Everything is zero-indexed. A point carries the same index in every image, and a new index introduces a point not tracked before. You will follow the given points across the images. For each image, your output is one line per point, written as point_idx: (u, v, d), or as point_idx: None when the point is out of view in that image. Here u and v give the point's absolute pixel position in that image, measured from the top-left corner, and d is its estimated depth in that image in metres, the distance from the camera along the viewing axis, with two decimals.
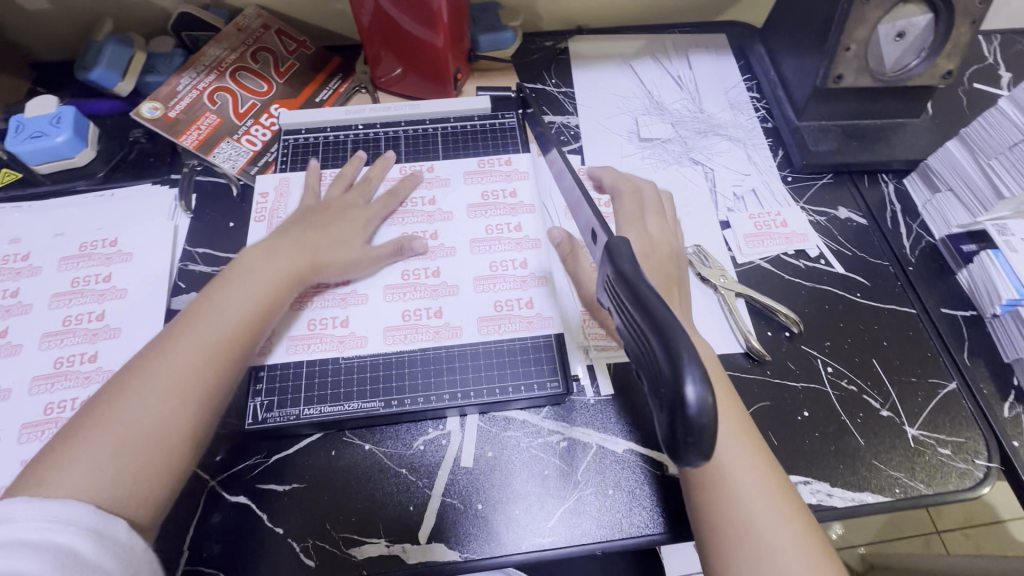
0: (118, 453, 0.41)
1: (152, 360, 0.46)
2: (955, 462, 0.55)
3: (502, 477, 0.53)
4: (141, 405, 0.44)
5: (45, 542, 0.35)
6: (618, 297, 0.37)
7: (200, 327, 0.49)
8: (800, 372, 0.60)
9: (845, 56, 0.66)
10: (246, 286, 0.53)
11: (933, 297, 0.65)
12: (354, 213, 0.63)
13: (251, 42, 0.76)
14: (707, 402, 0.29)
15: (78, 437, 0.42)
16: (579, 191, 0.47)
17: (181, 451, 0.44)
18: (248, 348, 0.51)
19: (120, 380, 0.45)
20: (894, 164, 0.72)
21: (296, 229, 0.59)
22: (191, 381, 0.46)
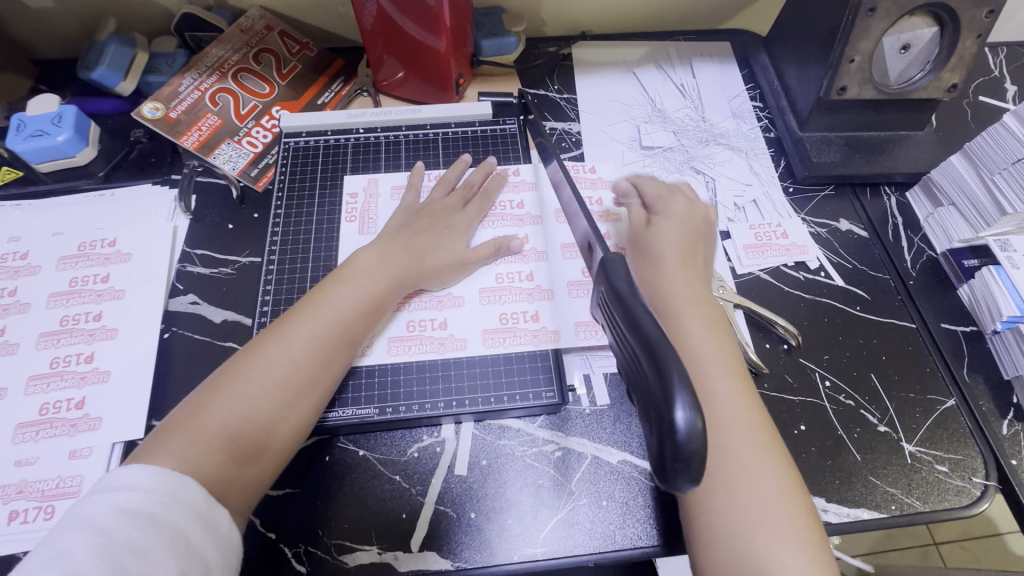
0: (233, 437, 0.45)
1: (266, 350, 0.49)
2: (952, 480, 0.55)
3: (496, 486, 0.53)
4: (250, 393, 0.46)
5: (162, 517, 0.38)
6: (610, 311, 0.36)
7: (313, 323, 0.51)
8: (797, 386, 0.59)
9: (849, 68, 0.66)
10: (358, 286, 0.54)
11: (933, 311, 0.64)
12: (454, 217, 0.64)
13: (254, 43, 0.76)
14: (695, 426, 0.29)
15: (196, 412, 0.45)
16: (577, 204, 0.47)
17: (281, 441, 0.47)
18: (352, 349, 0.53)
19: (238, 363, 0.48)
20: (896, 176, 0.72)
21: (405, 233, 0.60)
22: (295, 377, 0.48)
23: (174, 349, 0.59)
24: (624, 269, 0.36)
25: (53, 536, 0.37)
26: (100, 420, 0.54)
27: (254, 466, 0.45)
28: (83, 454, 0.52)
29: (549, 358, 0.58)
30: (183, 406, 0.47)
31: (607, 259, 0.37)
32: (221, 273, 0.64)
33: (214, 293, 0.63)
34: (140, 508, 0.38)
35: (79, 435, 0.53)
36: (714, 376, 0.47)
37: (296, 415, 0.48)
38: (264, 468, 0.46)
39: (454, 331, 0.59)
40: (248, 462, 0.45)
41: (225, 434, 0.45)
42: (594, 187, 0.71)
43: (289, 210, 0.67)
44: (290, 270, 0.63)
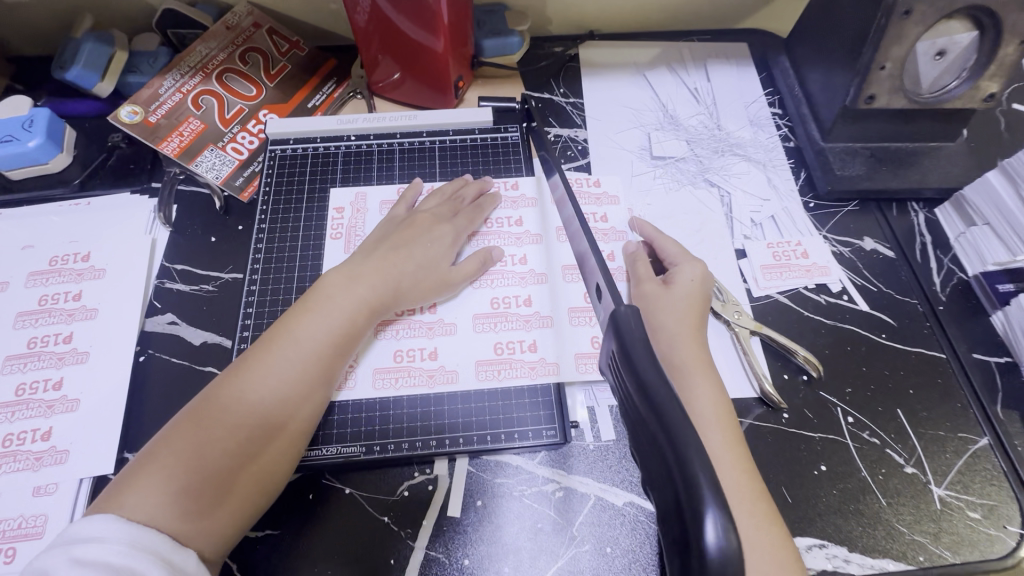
0: (200, 487, 0.41)
1: (233, 387, 0.46)
2: (985, 528, 0.51)
3: (492, 530, 0.49)
4: (218, 438, 0.43)
5: (120, 566, 0.35)
6: (627, 387, 0.32)
7: (284, 357, 0.47)
8: (818, 422, 0.55)
9: (880, 75, 0.61)
10: (332, 313, 0.50)
11: (964, 340, 0.60)
12: (441, 228, 0.59)
13: (241, 42, 0.71)
14: (732, 547, 0.24)
15: (158, 460, 0.41)
16: (585, 241, 0.42)
17: (255, 486, 0.44)
18: (328, 382, 0.49)
19: (203, 404, 0.45)
20: (925, 192, 0.67)
21: (380, 250, 0.56)
22: (268, 417, 0.45)
23: (149, 374, 0.56)
24: (646, 343, 0.32)
25: None
26: (67, 453, 0.50)
27: (226, 516, 0.42)
28: (48, 491, 0.49)
29: (551, 392, 0.55)
30: (143, 452, 0.43)
31: (623, 313, 0.34)
32: (201, 290, 0.60)
33: (194, 312, 0.59)
34: (99, 558, 0.35)
35: (44, 470, 0.49)
36: (709, 423, 0.46)
37: (272, 457, 0.45)
38: (243, 512, 0.44)
39: (445, 362, 0.55)
40: (219, 512, 0.42)
41: (193, 483, 0.41)
42: (599, 203, 0.67)
43: (274, 223, 0.63)
44: (273, 290, 0.59)
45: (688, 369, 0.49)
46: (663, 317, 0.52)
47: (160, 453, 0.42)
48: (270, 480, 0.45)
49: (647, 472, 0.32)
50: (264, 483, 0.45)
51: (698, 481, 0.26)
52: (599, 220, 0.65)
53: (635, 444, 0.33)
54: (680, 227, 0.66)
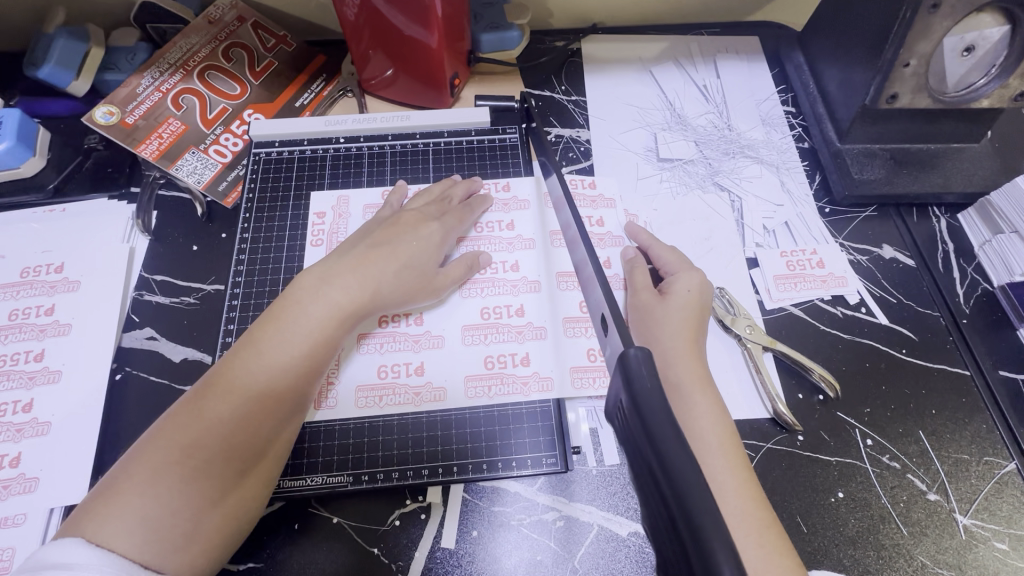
0: (174, 517, 0.38)
1: (198, 408, 0.41)
2: (1013, 560, 0.48)
3: (489, 563, 0.46)
4: (186, 467, 0.39)
5: None
6: (639, 448, 0.29)
7: (252, 372, 0.43)
8: (835, 445, 0.52)
9: (903, 73, 0.57)
10: (303, 322, 0.46)
11: (989, 356, 0.56)
12: (428, 227, 0.55)
13: (224, 37, 0.67)
14: None
15: (119, 494, 0.38)
16: (591, 264, 0.39)
17: (234, 511, 0.42)
18: (302, 395, 0.46)
19: (170, 426, 0.41)
20: (947, 197, 0.64)
21: (358, 248, 0.51)
22: (241, 440, 0.42)
23: (126, 393, 0.52)
24: (664, 403, 0.28)
25: None
26: (36, 481, 0.47)
27: (204, 546, 0.40)
28: (16, 522, 0.46)
29: (552, 415, 0.52)
30: (99, 485, 0.39)
31: (633, 357, 0.30)
32: (182, 303, 0.57)
33: (174, 327, 0.56)
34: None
35: (12, 499, 0.47)
36: (711, 446, 0.43)
37: (249, 477, 0.43)
38: (223, 536, 0.41)
39: (432, 378, 0.52)
40: (196, 543, 0.39)
41: (164, 518, 0.38)
42: (595, 206, 0.63)
43: (258, 231, 0.59)
44: (257, 303, 0.56)
45: (684, 385, 0.46)
46: (661, 332, 0.49)
47: (124, 483, 0.38)
48: (247, 502, 0.43)
49: (663, 550, 0.29)
50: (241, 506, 0.42)
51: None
52: (596, 225, 0.61)
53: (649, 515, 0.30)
54: (688, 235, 0.62)
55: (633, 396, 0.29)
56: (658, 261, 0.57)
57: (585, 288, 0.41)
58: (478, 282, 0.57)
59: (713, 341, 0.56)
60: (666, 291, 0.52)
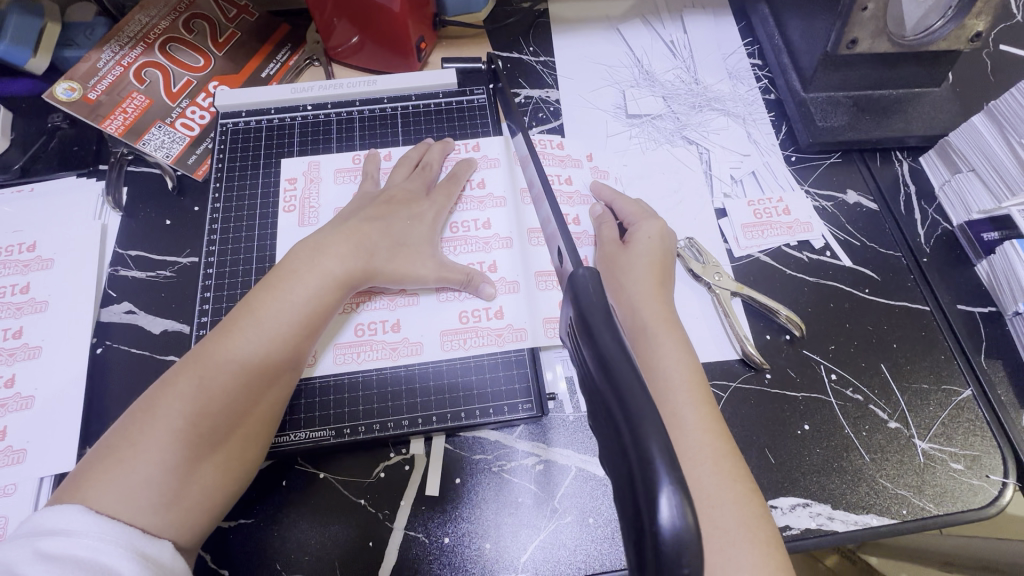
0: (165, 479, 0.39)
1: (194, 372, 0.42)
2: (968, 478, 0.51)
3: (473, 507, 0.48)
4: (183, 429, 0.40)
5: (91, 562, 0.33)
6: (591, 371, 0.31)
7: (248, 337, 0.44)
8: (801, 381, 0.54)
9: (862, 17, 0.57)
10: (298, 288, 0.47)
11: (948, 291, 0.59)
12: (419, 208, 0.55)
13: (184, 8, 0.67)
14: (687, 523, 0.23)
15: (118, 453, 0.39)
16: (550, 208, 0.40)
17: (230, 472, 0.43)
18: (298, 361, 0.47)
19: (162, 394, 0.42)
20: (909, 140, 0.65)
21: (352, 221, 0.51)
22: (235, 403, 0.43)
23: (109, 365, 0.53)
24: (604, 317, 0.31)
25: None
26: (24, 453, 0.48)
27: (200, 504, 0.41)
28: (7, 492, 0.47)
29: (527, 363, 0.53)
30: (99, 446, 0.40)
31: (581, 277, 0.33)
32: (159, 276, 0.57)
33: (152, 299, 0.56)
34: (68, 553, 0.33)
35: (2, 471, 0.47)
36: (678, 385, 0.45)
37: (240, 442, 0.43)
38: (215, 497, 0.42)
39: (408, 334, 0.53)
40: (190, 501, 0.40)
41: (158, 476, 0.39)
42: (563, 165, 0.63)
43: (229, 201, 0.60)
44: (231, 273, 0.56)
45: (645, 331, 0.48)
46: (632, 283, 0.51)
47: (119, 447, 0.39)
48: (243, 463, 0.44)
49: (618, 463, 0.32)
50: (236, 468, 0.43)
51: (653, 455, 0.24)
52: (563, 183, 0.62)
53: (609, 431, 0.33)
54: (658, 188, 0.63)
55: (584, 317, 0.32)
56: (621, 216, 0.57)
57: (550, 242, 0.43)
58: (451, 240, 0.57)
59: (683, 288, 0.58)
60: (629, 241, 0.54)
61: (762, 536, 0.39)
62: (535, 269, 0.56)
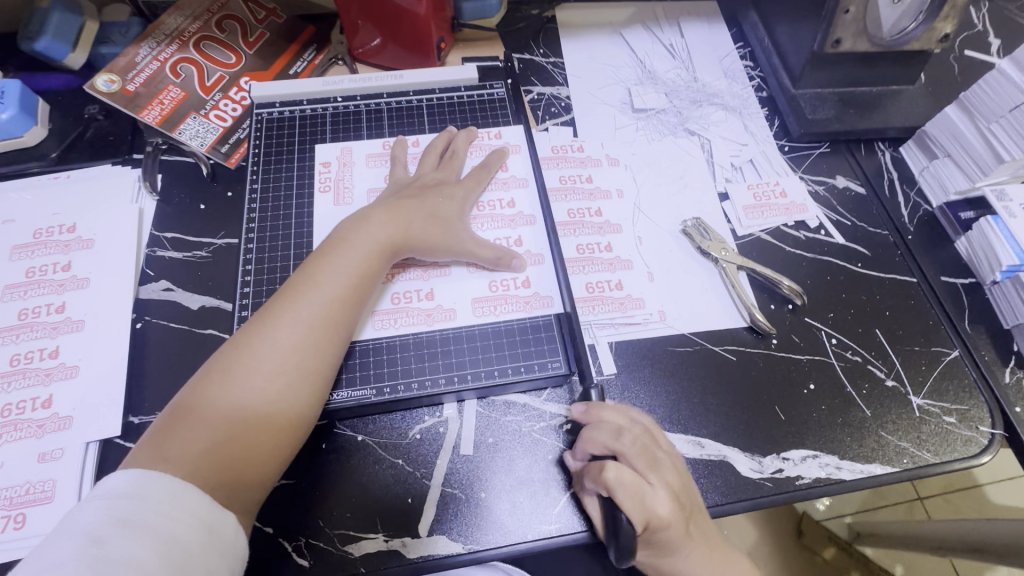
0: (235, 436, 0.42)
1: (258, 335, 0.45)
2: (960, 429, 0.55)
3: (505, 464, 0.51)
4: (250, 387, 0.44)
5: (162, 529, 0.36)
6: None
7: (306, 302, 0.47)
8: (804, 345, 0.58)
9: (844, 19, 0.64)
10: (350, 256, 0.50)
11: (932, 265, 0.64)
12: (449, 189, 0.59)
13: (216, 10, 0.71)
14: None
15: (190, 413, 0.42)
16: None
17: (289, 430, 0.44)
18: (351, 324, 0.49)
19: (230, 357, 0.45)
20: (889, 132, 0.71)
21: (391, 200, 0.56)
22: (295, 363, 0.45)
23: (149, 338, 0.55)
24: None
25: (43, 544, 0.34)
26: (71, 419, 0.50)
27: (260, 463, 0.43)
28: (54, 456, 0.48)
29: (553, 327, 0.56)
30: (169, 409, 0.44)
31: None
32: (195, 256, 0.60)
33: (189, 278, 0.58)
34: (140, 519, 0.35)
35: (48, 436, 0.49)
36: None
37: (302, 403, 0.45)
38: (278, 454, 0.44)
39: (442, 301, 0.56)
40: (256, 459, 0.43)
41: (230, 434, 0.42)
42: (583, 166, 0.68)
43: (266, 184, 0.62)
44: (270, 250, 0.59)
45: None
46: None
47: (195, 407, 0.43)
48: (301, 423, 0.45)
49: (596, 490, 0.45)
50: (295, 428, 0.45)
51: None
52: (584, 182, 0.66)
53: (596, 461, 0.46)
54: (664, 175, 0.68)
55: None
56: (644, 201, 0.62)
57: None
58: (478, 217, 0.61)
59: (692, 264, 0.62)
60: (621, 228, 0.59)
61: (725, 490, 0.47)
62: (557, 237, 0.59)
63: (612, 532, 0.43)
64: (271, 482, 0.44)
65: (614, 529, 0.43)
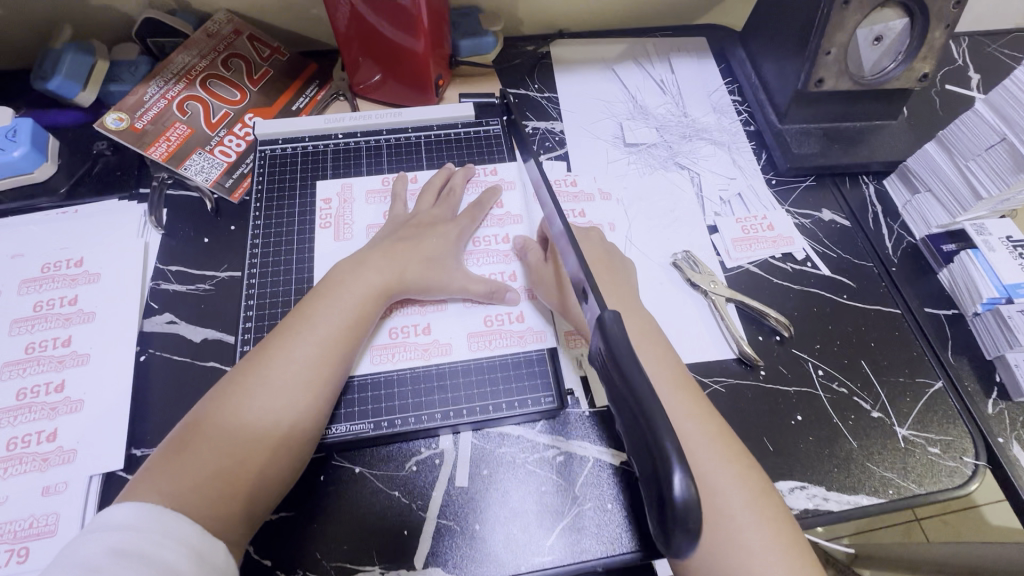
0: (226, 469, 0.43)
1: (254, 373, 0.47)
2: (944, 461, 0.56)
3: (499, 496, 0.52)
4: (245, 422, 0.45)
5: (156, 557, 0.36)
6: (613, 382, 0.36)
7: (303, 341, 0.49)
8: (792, 376, 0.60)
9: (826, 60, 0.67)
10: (346, 297, 0.52)
11: (916, 297, 0.66)
12: (444, 227, 0.61)
13: (222, 48, 0.73)
14: (691, 491, 0.29)
15: (184, 447, 0.44)
16: (567, 235, 0.46)
17: (280, 466, 0.46)
18: (347, 363, 0.51)
19: (227, 394, 0.47)
20: (873, 166, 0.73)
21: (386, 242, 0.58)
22: (291, 400, 0.47)
23: (151, 371, 0.56)
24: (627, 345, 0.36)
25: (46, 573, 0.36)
26: (75, 452, 0.51)
27: (248, 497, 0.44)
28: (58, 490, 0.49)
29: (546, 361, 0.57)
30: (166, 443, 0.45)
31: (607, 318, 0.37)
32: (198, 289, 0.61)
33: (192, 311, 0.60)
34: (133, 547, 0.36)
35: (52, 470, 0.50)
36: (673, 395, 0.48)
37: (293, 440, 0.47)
38: (267, 490, 0.45)
39: (439, 336, 0.58)
40: (245, 493, 0.43)
41: (220, 467, 0.43)
42: (577, 200, 0.70)
43: (269, 219, 0.64)
44: (272, 284, 0.61)
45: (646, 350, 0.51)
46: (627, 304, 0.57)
47: (190, 441, 0.44)
48: (294, 459, 0.47)
49: (635, 443, 0.33)
50: (287, 465, 0.46)
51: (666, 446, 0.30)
52: (577, 216, 0.68)
53: (630, 409, 0.33)
54: (655, 209, 0.70)
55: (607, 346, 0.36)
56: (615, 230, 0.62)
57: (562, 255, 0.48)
58: (473, 253, 0.63)
59: (683, 296, 0.64)
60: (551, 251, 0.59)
61: (765, 506, 0.45)
62: (534, 265, 0.60)
63: (660, 505, 0.31)
64: (258, 517, 0.45)
65: (662, 501, 0.30)
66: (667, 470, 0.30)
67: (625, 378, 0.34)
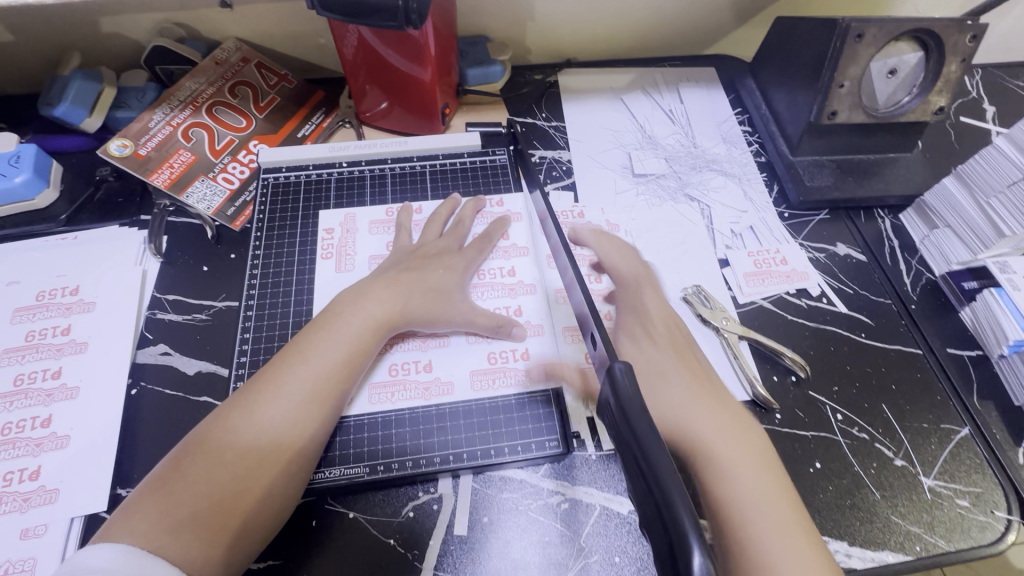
0: (209, 511, 0.40)
1: (244, 410, 0.45)
2: (975, 514, 0.53)
3: (500, 546, 0.49)
4: (231, 459, 0.43)
5: None
6: (628, 447, 0.34)
7: (297, 377, 0.47)
8: (809, 421, 0.57)
9: (840, 92, 0.66)
10: (343, 331, 0.50)
11: (937, 336, 0.63)
12: (449, 258, 0.59)
13: (230, 76, 0.72)
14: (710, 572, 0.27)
15: (166, 486, 0.41)
16: (572, 270, 0.44)
17: (265, 509, 0.43)
18: (340, 401, 0.49)
19: (215, 429, 0.44)
20: (889, 199, 0.71)
21: (388, 274, 0.56)
22: (281, 441, 0.45)
23: (142, 406, 0.54)
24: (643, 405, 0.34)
25: None
26: (57, 492, 0.49)
27: (231, 542, 0.41)
28: (37, 532, 0.47)
29: (551, 402, 0.55)
30: (147, 481, 0.42)
31: (618, 369, 0.36)
32: (195, 319, 0.60)
33: (186, 342, 0.58)
34: None
35: (33, 511, 0.48)
36: None
37: (282, 482, 0.44)
38: (251, 535, 0.42)
39: (440, 374, 0.56)
40: (227, 539, 0.40)
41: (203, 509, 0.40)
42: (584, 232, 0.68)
43: (269, 248, 0.63)
44: (269, 316, 0.59)
45: None
46: None
47: (173, 480, 0.41)
48: (278, 505, 0.44)
49: (649, 514, 0.32)
50: (271, 510, 0.44)
51: (682, 521, 0.29)
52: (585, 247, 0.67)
53: (641, 478, 0.32)
54: (664, 241, 0.68)
55: (621, 405, 0.35)
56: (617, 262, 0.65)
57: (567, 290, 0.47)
58: (479, 286, 0.61)
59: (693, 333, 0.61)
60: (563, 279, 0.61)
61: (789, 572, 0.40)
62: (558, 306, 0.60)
63: None
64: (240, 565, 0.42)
65: None
66: (685, 548, 0.28)
67: (638, 445, 0.33)
